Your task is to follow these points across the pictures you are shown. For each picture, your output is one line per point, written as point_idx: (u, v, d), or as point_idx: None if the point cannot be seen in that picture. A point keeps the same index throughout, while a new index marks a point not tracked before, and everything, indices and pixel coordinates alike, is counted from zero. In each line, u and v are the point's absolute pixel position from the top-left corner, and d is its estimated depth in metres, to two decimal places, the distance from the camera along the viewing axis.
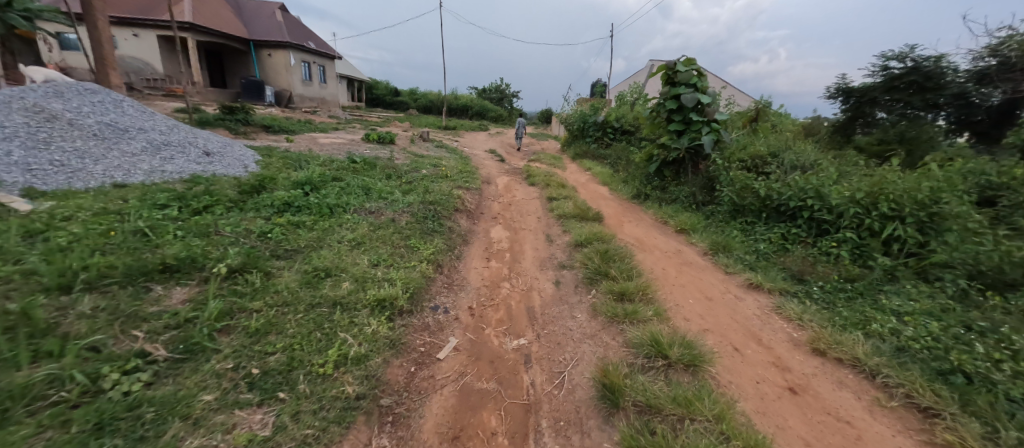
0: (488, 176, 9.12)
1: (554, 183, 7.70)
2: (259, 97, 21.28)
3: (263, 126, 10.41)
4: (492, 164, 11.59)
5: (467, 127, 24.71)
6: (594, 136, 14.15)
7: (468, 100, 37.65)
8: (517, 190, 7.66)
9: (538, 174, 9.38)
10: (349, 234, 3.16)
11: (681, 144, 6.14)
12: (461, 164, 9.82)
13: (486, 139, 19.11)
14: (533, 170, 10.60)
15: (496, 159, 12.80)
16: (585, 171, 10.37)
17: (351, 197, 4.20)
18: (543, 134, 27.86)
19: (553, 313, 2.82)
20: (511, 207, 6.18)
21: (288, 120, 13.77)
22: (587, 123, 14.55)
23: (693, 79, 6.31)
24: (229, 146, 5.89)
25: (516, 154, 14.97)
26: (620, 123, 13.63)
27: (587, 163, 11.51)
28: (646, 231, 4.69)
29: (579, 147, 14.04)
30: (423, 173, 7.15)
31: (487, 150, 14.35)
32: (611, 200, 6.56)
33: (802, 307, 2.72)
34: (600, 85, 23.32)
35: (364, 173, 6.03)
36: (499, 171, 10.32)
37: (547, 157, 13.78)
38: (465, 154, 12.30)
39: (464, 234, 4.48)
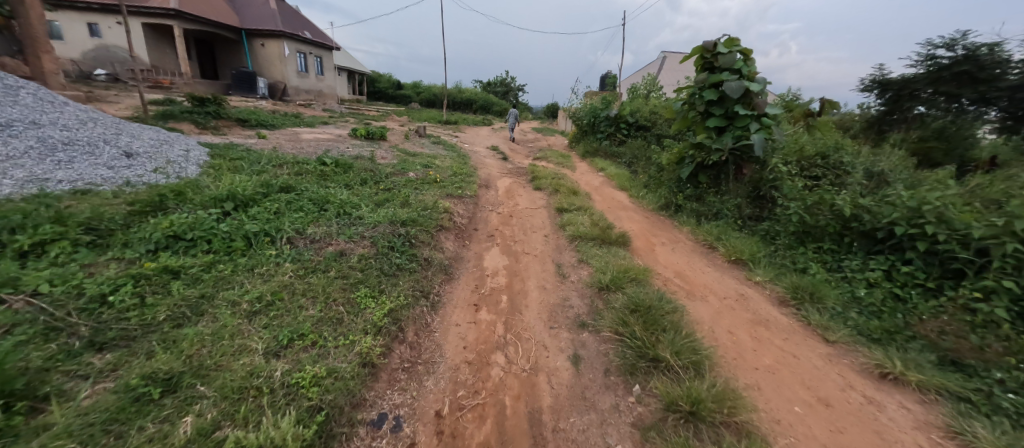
0: (487, 178, 8.01)
1: (564, 188, 6.56)
2: (251, 89, 20.28)
3: (239, 120, 9.36)
4: (494, 163, 10.46)
5: (469, 121, 23.53)
6: (605, 132, 12.93)
7: (472, 93, 36.42)
8: (520, 196, 6.55)
9: (544, 176, 8.25)
10: (256, 288, 2.06)
11: (723, 144, 4.92)
12: (458, 164, 8.73)
13: (489, 134, 17.94)
14: (539, 169, 9.47)
15: (499, 157, 11.67)
16: (596, 172, 9.23)
17: (293, 214, 3.13)
18: (549, 129, 26.62)
19: (575, 433, 1.71)
20: (511, 220, 5.08)
21: (274, 113, 12.74)
22: (598, 118, 13.34)
23: (737, 63, 5.10)
24: (167, 144, 4.83)
25: (520, 152, 13.83)
26: (634, 117, 12.41)
27: (599, 163, 10.34)
28: (688, 261, 3.57)
29: (590, 144, 12.86)
30: (409, 176, 6.08)
31: (490, 147, 13.23)
32: (633, 212, 5.44)
33: (1006, 440, 1.58)
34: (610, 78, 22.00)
35: (334, 177, 4.99)
36: (501, 172, 9.21)
37: (554, 154, 12.62)
38: (465, 152, 11.18)
39: (448, 264, 3.41)
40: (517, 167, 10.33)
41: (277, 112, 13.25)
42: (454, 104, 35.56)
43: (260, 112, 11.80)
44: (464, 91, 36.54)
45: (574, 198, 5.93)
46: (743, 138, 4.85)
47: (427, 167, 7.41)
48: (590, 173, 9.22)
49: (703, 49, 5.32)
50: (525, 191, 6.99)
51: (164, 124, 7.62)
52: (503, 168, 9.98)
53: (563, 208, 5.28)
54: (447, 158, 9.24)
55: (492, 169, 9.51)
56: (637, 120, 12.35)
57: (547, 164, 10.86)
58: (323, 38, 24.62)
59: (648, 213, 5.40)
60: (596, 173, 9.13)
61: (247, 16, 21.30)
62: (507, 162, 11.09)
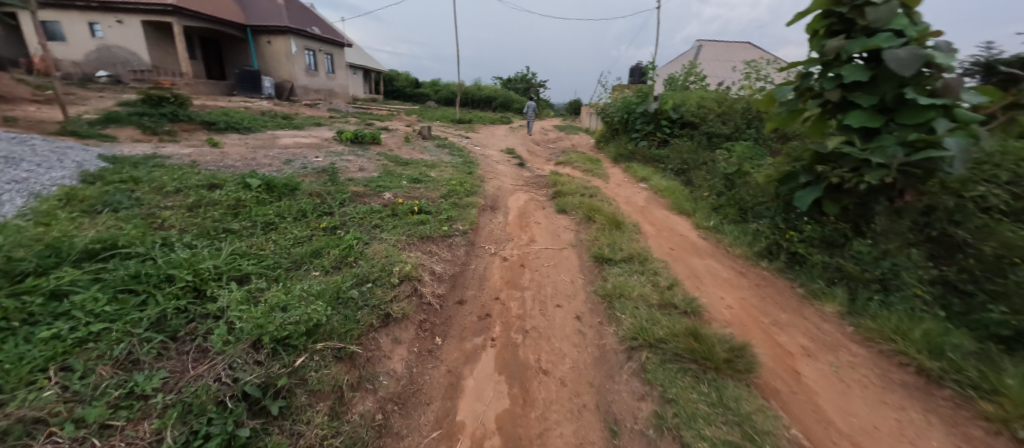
0: (496, 193, 6.19)
1: (602, 213, 4.65)
2: (256, 89, 19.26)
3: (205, 123, 7.88)
4: (508, 171, 8.60)
5: (486, 120, 21.78)
6: (642, 130, 10.84)
7: (490, 90, 34.68)
8: (539, 226, 4.67)
9: (570, 189, 6.32)
10: None
11: (887, 156, 2.79)
12: (462, 174, 6.96)
13: (506, 134, 16.11)
14: (563, 179, 7.59)
15: (515, 162, 9.81)
16: (636, 184, 7.25)
17: (16, 346, 1.41)
18: (573, 127, 24.57)
19: None
20: (522, 277, 3.26)
21: (264, 115, 11.41)
22: (633, 114, 11.24)
23: (901, 20, 3.02)
24: (8, 165, 3.31)
25: (540, 155, 11.92)
26: (678, 113, 10.26)
27: (637, 170, 8.32)
28: (899, 434, 1.62)
29: (623, 145, 10.86)
30: (382, 201, 4.35)
31: (504, 149, 11.44)
32: (714, 259, 3.50)
33: None
34: (641, 71, 19.88)
35: (253, 210, 3.30)
36: (516, 183, 7.35)
37: (581, 158, 10.65)
38: (473, 158, 9.39)
39: (371, 432, 1.61)
40: (536, 175, 8.45)
41: (268, 113, 11.87)
42: (472, 102, 33.95)
43: (246, 114, 10.42)
44: (482, 88, 34.84)
45: (619, 233, 3.98)
46: (922, 146, 2.78)
47: (417, 182, 5.65)
48: (628, 184, 7.23)
49: (836, 2, 3.28)
50: (547, 216, 5.12)
51: (100, 130, 6.20)
52: (520, 177, 8.12)
53: (603, 255, 3.39)
54: (449, 166, 7.46)
55: (506, 179, 7.67)
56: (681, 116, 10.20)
57: (573, 171, 8.92)
58: (333, 35, 23.43)
59: (739, 264, 3.40)
60: (635, 185, 7.15)
61: (252, 12, 20.30)
62: (525, 168, 9.21)
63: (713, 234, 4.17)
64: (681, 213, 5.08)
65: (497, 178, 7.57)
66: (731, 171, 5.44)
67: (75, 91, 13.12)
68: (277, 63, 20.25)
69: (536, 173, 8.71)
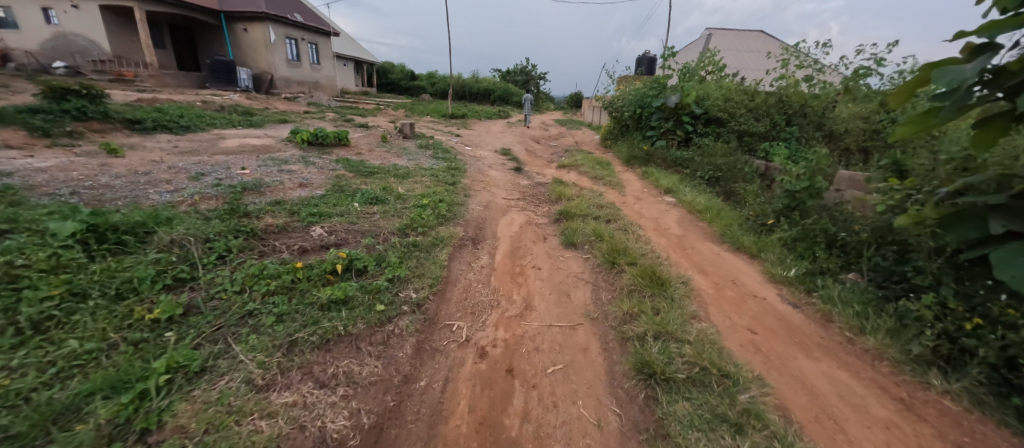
0: (483, 214, 4.74)
1: (631, 257, 3.19)
2: (231, 81, 17.64)
3: (127, 121, 6.38)
4: (502, 178, 7.12)
5: (483, 115, 20.18)
6: (658, 128, 9.33)
7: (488, 83, 32.99)
8: (539, 276, 3.20)
9: (579, 208, 4.85)
10: None
11: None
12: (441, 187, 5.49)
13: (503, 131, 14.58)
14: (569, 190, 6.14)
15: (511, 166, 8.33)
16: (660, 197, 5.79)
17: None
18: (577, 122, 23.08)
19: None
20: (510, 407, 1.83)
21: (223, 110, 9.92)
22: (648, 109, 9.70)
23: None
24: None
25: (541, 155, 10.42)
26: (701, 108, 8.74)
27: (659, 177, 6.84)
28: None
29: (636, 145, 9.39)
30: (303, 244, 2.89)
31: (500, 149, 9.97)
32: (837, 363, 2.06)
33: None
34: (649, 61, 18.40)
35: (29, 287, 1.85)
36: (511, 197, 5.89)
37: (588, 160, 9.14)
38: (461, 162, 7.90)
39: None
40: (537, 183, 6.97)
41: (228, 108, 10.34)
42: (469, 95, 32.27)
43: (196, 109, 8.90)
44: (480, 81, 33.17)
45: (666, 301, 2.52)
46: None
47: (374, 204, 4.19)
48: (650, 198, 5.77)
49: None
50: (551, 254, 3.66)
51: None
52: (516, 186, 6.64)
53: (649, 362, 1.94)
54: (426, 176, 5.99)
55: (499, 190, 6.21)
56: (706, 111, 8.69)
57: (579, 177, 7.44)
58: (317, 22, 21.76)
59: (883, 376, 1.96)
60: (660, 199, 5.69)
61: None
62: (522, 174, 7.73)
63: (805, 297, 2.72)
64: (738, 250, 3.62)
65: (487, 189, 6.11)
66: (800, 188, 3.98)
67: (16, 83, 11.56)
68: (254, 52, 18.63)
69: (536, 180, 7.23)
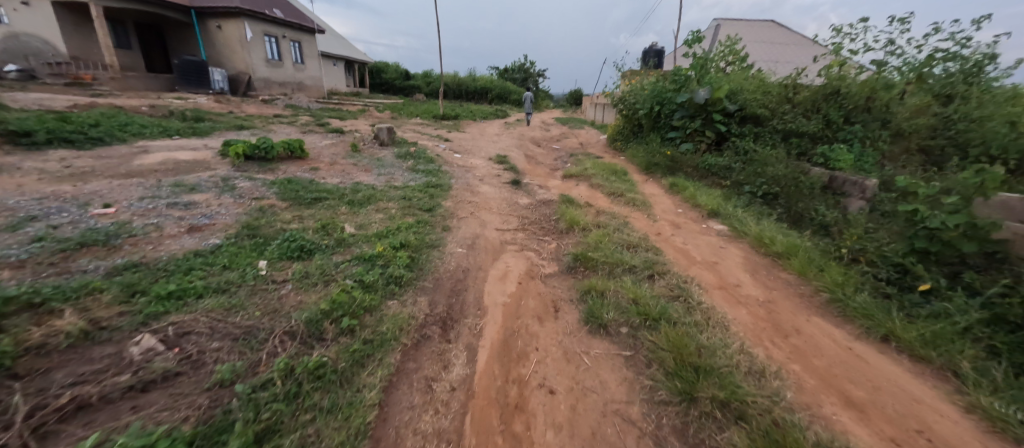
0: (466, 261, 3.32)
1: (723, 384, 1.75)
2: (203, 82, 16.15)
3: (8, 134, 4.92)
4: (497, 196, 5.66)
5: (478, 114, 18.68)
6: (681, 128, 7.89)
7: (485, 81, 31.46)
8: (551, 417, 1.76)
9: (602, 250, 3.41)
10: None
11: None
12: (411, 218, 4.05)
13: (500, 132, 13.14)
14: (582, 214, 4.72)
15: (508, 178, 6.87)
16: (704, 225, 4.34)
17: None
18: (580, 120, 21.65)
19: None
20: None
21: (170, 116, 8.45)
22: (669, 105, 8.23)
23: None
24: None
25: (542, 162, 8.95)
26: (735, 104, 7.27)
27: (695, 193, 5.39)
28: None
29: (656, 148, 7.95)
30: (83, 392, 1.46)
31: (496, 155, 8.54)
32: None
33: None
34: (656, 53, 16.96)
35: None
36: (507, 226, 4.44)
37: (599, 168, 7.67)
38: (445, 175, 6.45)
39: None
40: (540, 203, 5.51)
41: (179, 112, 8.88)
42: (465, 94, 30.74)
43: (130, 115, 7.44)
44: (476, 79, 31.64)
45: None
46: None
47: (293, 258, 2.74)
48: (691, 227, 4.33)
49: None
50: (566, 351, 2.21)
51: None
52: (513, 207, 5.20)
53: None
54: (393, 200, 4.55)
55: (490, 215, 4.76)
56: (741, 107, 7.22)
57: (591, 192, 6.00)
58: (299, 19, 20.26)
59: None
60: (705, 229, 4.24)
61: None
62: (522, 188, 6.27)
63: None
64: (884, 342, 2.17)
65: (476, 215, 4.67)
66: (955, 226, 2.56)
67: None
68: (229, 51, 17.15)
69: (539, 198, 5.78)
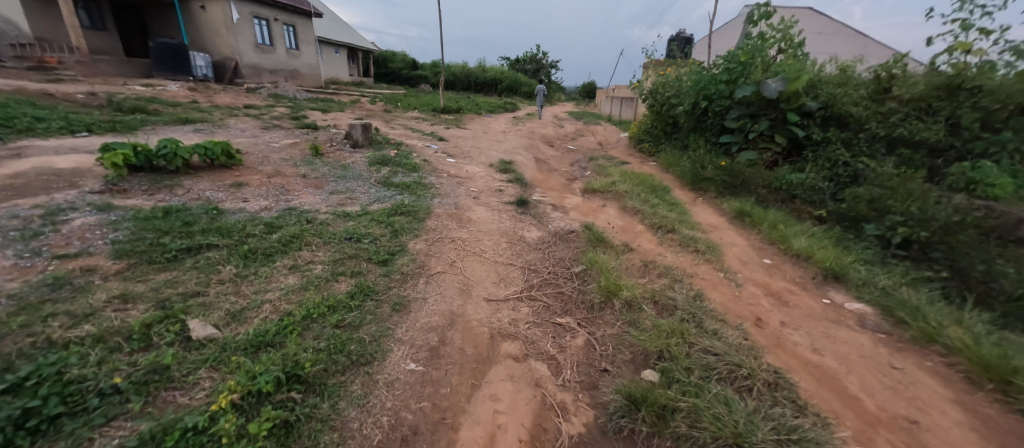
0: (418, 402, 1.71)
1: None
2: (182, 67, 14.62)
3: None
4: (493, 226, 4.04)
5: (485, 108, 16.98)
6: (737, 130, 6.11)
7: (495, 72, 29.61)
8: None
9: (682, 386, 1.74)
10: None
11: None
12: (344, 287, 2.44)
13: (508, 129, 11.44)
14: (620, 269, 3.07)
15: (512, 194, 5.24)
16: (825, 300, 2.66)
17: None
18: (596, 116, 19.81)
19: None
20: None
21: (103, 106, 6.93)
22: (722, 101, 6.43)
23: None
24: None
25: (556, 169, 7.28)
26: (816, 100, 5.46)
27: (782, 231, 3.70)
28: None
29: (703, 156, 6.22)
30: None
31: (499, 160, 6.91)
32: None
33: None
34: (683, 41, 15.06)
35: None
36: (504, 290, 2.80)
37: (631, 179, 5.97)
38: (428, 191, 4.82)
39: None
40: (555, 240, 3.86)
41: (120, 101, 7.36)
42: (474, 86, 28.96)
43: (41, 105, 5.92)
44: (485, 70, 29.81)
45: None
46: None
47: None
48: (804, 303, 2.65)
49: None
50: None
51: None
52: (515, 248, 3.57)
53: None
54: (327, 243, 2.93)
55: (480, 266, 3.13)
56: (824, 105, 5.41)
57: (626, 221, 4.33)
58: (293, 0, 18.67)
59: None
60: (831, 309, 2.56)
61: None
62: (530, 212, 4.63)
63: None
64: None
65: (458, 267, 3.05)
66: None
67: None
68: (214, 34, 15.64)
69: (553, 230, 4.15)
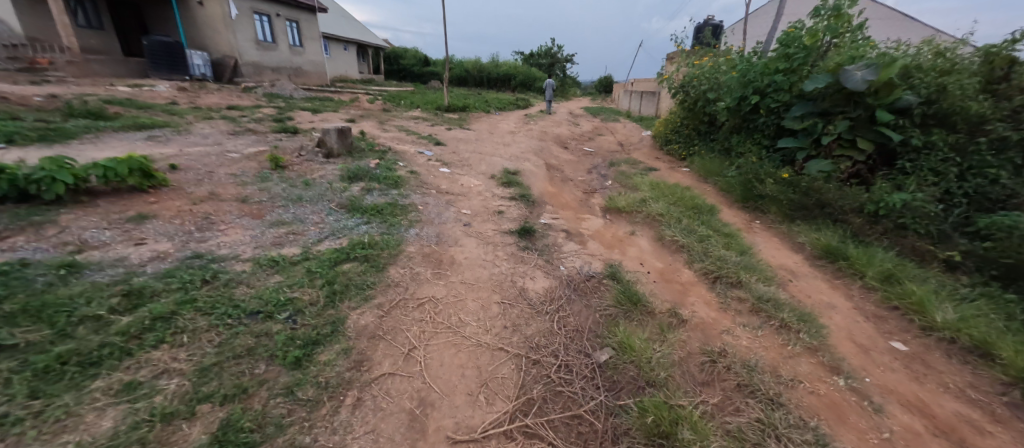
0: None
1: None
2: (178, 66, 14.01)
3: None
4: (485, 273, 2.97)
5: (496, 105, 15.86)
6: (802, 132, 4.83)
7: (508, 67, 28.43)
8: None
9: None
10: None
11: None
12: (194, 436, 1.39)
13: (518, 129, 10.32)
14: (674, 366, 1.96)
15: (514, 217, 4.16)
16: None
17: None
18: (615, 112, 18.43)
19: None
20: None
21: (57, 111, 6.15)
22: (779, 96, 5.16)
23: None
24: None
25: (571, 180, 6.15)
26: (913, 92, 4.16)
27: (907, 291, 2.50)
28: None
29: (757, 165, 4.99)
30: None
31: (503, 169, 5.84)
32: None
33: None
34: (715, 27, 13.50)
35: None
36: (483, 414, 1.71)
37: (665, 194, 4.79)
38: (405, 216, 3.78)
39: None
40: (568, 296, 2.75)
41: (79, 105, 6.56)
42: (486, 82, 27.87)
43: None
44: (497, 65, 28.67)
45: None
46: None
47: None
48: None
49: None
50: None
51: None
52: (510, 313, 2.47)
53: None
54: (212, 326, 1.89)
55: (453, 356, 2.04)
56: (927, 98, 4.09)
57: (666, 262, 3.20)
58: None
59: None
60: None
61: None
62: (537, 246, 3.54)
63: None
64: None
65: (417, 361, 1.97)
66: None
67: None
68: (212, 31, 14.98)
69: (566, 277, 3.05)
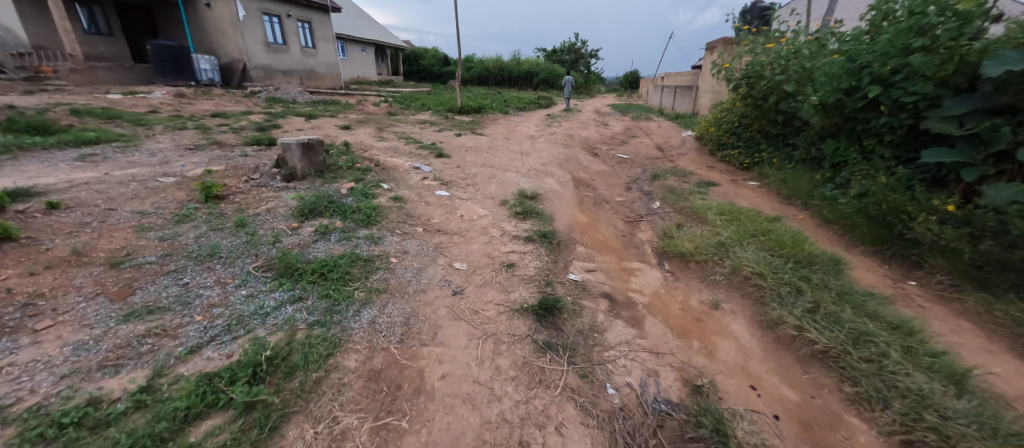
0: None
1: None
2: (185, 72, 13.47)
3: None
4: (477, 416, 1.65)
5: (516, 105, 14.52)
6: (964, 137, 3.20)
7: (530, 64, 27.01)
8: None
9: None
10: None
11: None
12: None
13: (540, 132, 8.96)
14: None
15: (531, 274, 2.83)
16: None
17: None
18: (648, 109, 16.70)
19: None
20: None
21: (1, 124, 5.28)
22: (918, 86, 3.54)
23: None
24: None
25: (607, 202, 4.75)
26: None
27: None
28: None
29: (884, 188, 3.44)
30: None
31: (520, 190, 4.51)
32: None
33: None
34: (770, 9, 11.59)
35: None
36: None
37: (750, 231, 3.32)
38: (366, 280, 2.50)
39: None
40: None
41: (32, 116, 5.70)
42: (507, 80, 26.58)
43: None
44: (519, 62, 27.29)
45: None
46: None
47: None
48: None
49: None
50: None
51: None
52: None
53: None
54: None
55: None
56: None
57: (801, 393, 1.78)
58: None
59: None
60: None
61: None
62: (565, 337, 2.19)
63: None
64: None
65: None
66: None
67: None
68: (221, 34, 14.37)
69: (621, 422, 1.69)
